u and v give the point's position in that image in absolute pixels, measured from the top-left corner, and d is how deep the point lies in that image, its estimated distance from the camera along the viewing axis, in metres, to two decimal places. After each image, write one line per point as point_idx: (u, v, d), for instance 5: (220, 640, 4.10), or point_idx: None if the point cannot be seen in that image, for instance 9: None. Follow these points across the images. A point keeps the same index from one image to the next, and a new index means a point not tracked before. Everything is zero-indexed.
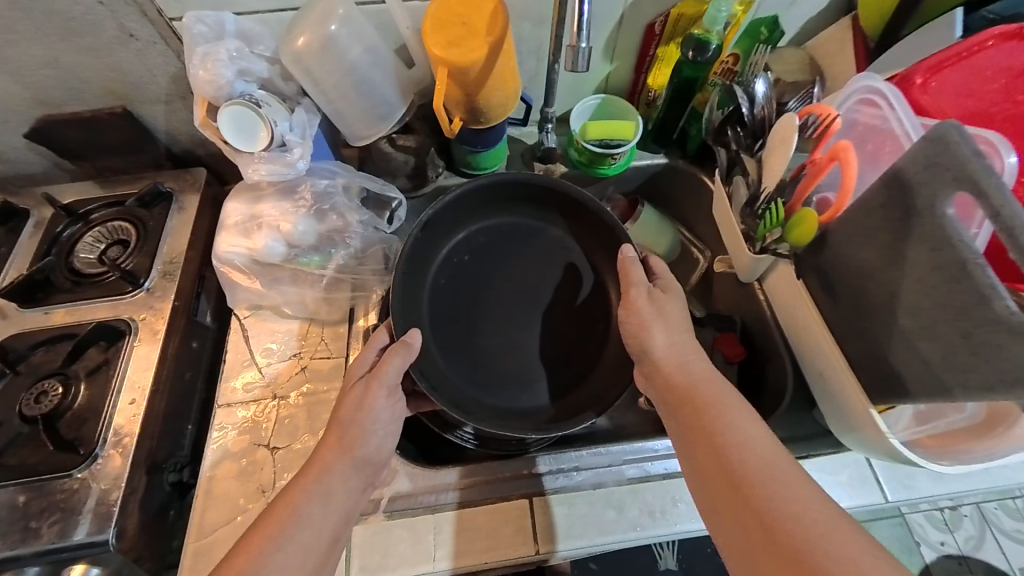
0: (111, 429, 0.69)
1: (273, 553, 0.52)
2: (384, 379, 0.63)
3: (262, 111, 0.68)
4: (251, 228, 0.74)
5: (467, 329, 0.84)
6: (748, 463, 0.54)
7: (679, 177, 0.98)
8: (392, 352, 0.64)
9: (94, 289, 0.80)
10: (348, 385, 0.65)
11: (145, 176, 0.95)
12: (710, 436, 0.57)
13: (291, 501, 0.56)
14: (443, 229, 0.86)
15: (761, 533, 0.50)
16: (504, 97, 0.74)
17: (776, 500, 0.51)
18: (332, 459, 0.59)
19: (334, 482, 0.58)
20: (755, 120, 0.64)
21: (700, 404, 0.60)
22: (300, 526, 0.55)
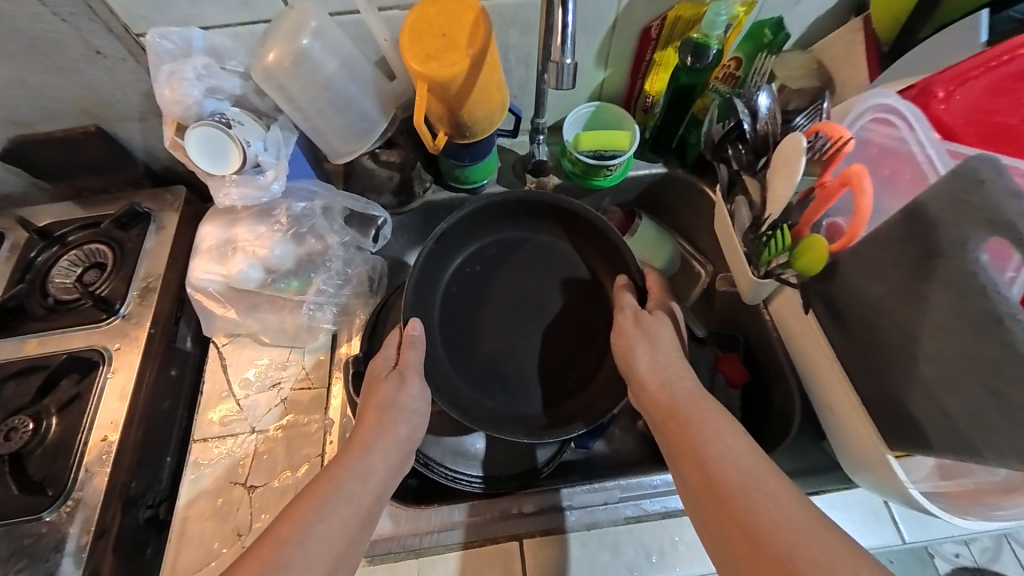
0: (82, 467, 0.66)
1: (316, 523, 0.52)
2: (410, 366, 0.67)
3: (232, 132, 0.65)
4: (226, 253, 0.70)
5: (467, 335, 0.80)
6: (727, 473, 0.51)
7: (678, 187, 0.93)
8: (407, 345, 0.68)
9: (68, 317, 0.77)
10: (376, 379, 0.67)
11: (124, 195, 0.91)
12: (691, 449, 0.55)
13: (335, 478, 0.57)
14: (454, 241, 0.82)
15: (747, 545, 0.47)
16: (489, 110, 0.70)
17: (759, 510, 0.48)
18: (375, 438, 0.61)
19: (375, 459, 0.61)
20: (757, 137, 0.60)
21: (681, 416, 0.58)
22: (341, 501, 0.55)
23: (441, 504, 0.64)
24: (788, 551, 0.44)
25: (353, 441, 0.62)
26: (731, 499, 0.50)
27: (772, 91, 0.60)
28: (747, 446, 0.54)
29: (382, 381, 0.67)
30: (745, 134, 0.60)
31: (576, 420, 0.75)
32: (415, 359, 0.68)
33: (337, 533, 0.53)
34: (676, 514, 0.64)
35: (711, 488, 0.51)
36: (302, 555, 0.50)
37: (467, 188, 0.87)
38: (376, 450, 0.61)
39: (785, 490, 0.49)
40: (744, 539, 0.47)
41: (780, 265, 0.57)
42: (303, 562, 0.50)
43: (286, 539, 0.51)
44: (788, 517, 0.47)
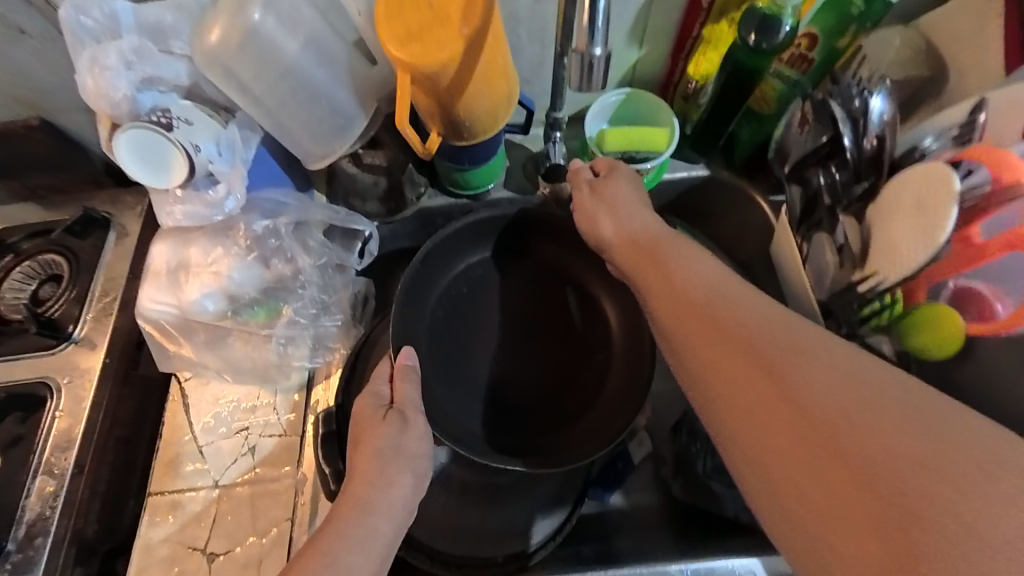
0: (25, 522, 0.59)
1: None
2: (409, 406, 0.55)
3: (173, 135, 0.53)
4: (179, 278, 0.59)
5: (454, 363, 0.68)
6: (705, 296, 0.42)
7: (724, 193, 0.77)
8: (400, 378, 0.56)
9: (14, 342, 0.68)
10: (364, 423, 0.54)
11: (81, 196, 0.80)
12: (669, 298, 0.44)
13: (327, 547, 0.45)
14: (438, 265, 0.70)
15: (753, 380, 0.36)
16: (492, 103, 0.56)
17: (758, 344, 0.37)
18: (376, 497, 0.49)
19: (381, 522, 0.48)
20: (861, 157, 0.52)
21: (656, 262, 0.48)
22: None
23: None
24: (796, 376, 0.35)
25: (344, 497, 0.50)
26: (715, 320, 0.40)
27: (884, 95, 0.51)
28: (727, 276, 0.44)
29: (377, 427, 0.53)
30: (845, 155, 0.53)
31: (583, 449, 0.61)
32: (412, 395, 0.55)
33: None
34: None
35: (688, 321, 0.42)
36: None
37: (469, 193, 0.73)
38: (382, 522, 0.48)
39: (784, 316, 0.39)
40: (748, 375, 0.37)
41: (869, 331, 0.51)
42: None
43: None
44: (790, 341, 0.37)
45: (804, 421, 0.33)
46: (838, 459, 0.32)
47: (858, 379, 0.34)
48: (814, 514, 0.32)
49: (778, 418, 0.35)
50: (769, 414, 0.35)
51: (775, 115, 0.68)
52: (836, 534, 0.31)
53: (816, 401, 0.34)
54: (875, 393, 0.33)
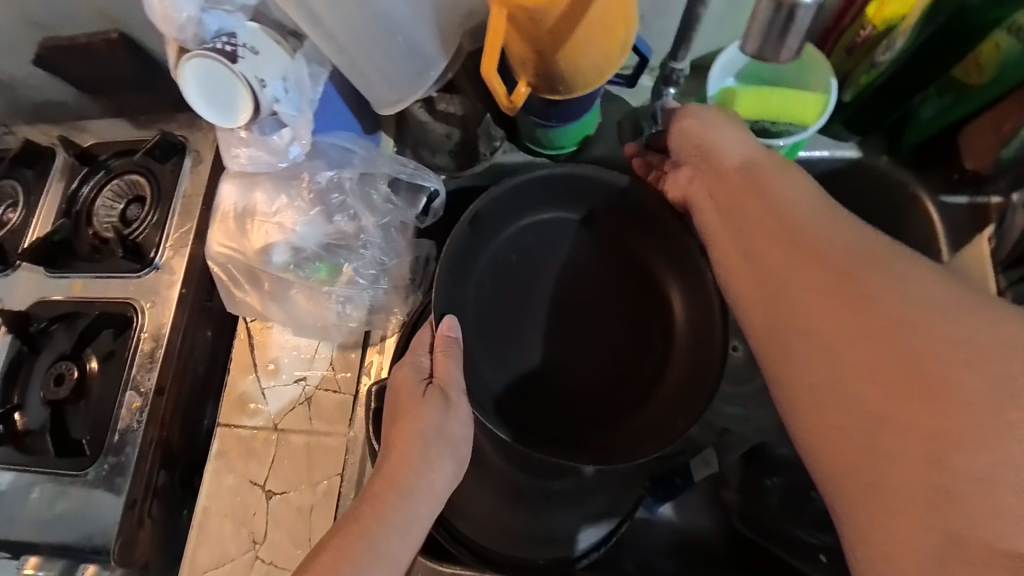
0: (118, 430, 0.65)
1: None
2: (451, 383, 0.49)
3: (237, 68, 0.47)
4: (244, 225, 0.57)
5: (496, 343, 0.57)
6: (797, 210, 0.38)
7: (875, 185, 0.61)
8: (441, 351, 0.49)
9: (108, 261, 0.72)
10: (403, 399, 0.49)
11: (160, 117, 0.80)
12: (760, 224, 0.40)
13: (364, 534, 0.41)
14: (486, 231, 0.57)
15: (836, 318, 0.34)
16: (601, 54, 0.45)
17: (852, 279, 0.34)
18: (414, 482, 0.45)
19: (420, 505, 0.45)
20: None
21: (750, 182, 0.42)
22: (376, 563, 0.41)
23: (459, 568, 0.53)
24: (888, 313, 0.32)
25: (378, 480, 0.45)
26: (803, 236, 0.37)
27: None
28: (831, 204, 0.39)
29: (417, 405, 0.48)
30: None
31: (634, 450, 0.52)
32: (455, 373, 0.49)
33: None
34: None
35: (775, 232, 0.38)
36: None
37: (550, 153, 0.63)
38: (422, 509, 0.45)
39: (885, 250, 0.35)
40: (833, 303, 0.34)
41: None
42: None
43: None
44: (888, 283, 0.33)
45: (891, 369, 0.31)
46: (924, 404, 0.29)
47: (967, 319, 0.30)
48: (874, 462, 0.31)
49: (864, 355, 0.32)
50: (853, 355, 0.32)
51: (983, 90, 0.49)
52: (893, 492, 0.30)
53: (908, 349, 0.31)
54: (987, 336, 0.29)
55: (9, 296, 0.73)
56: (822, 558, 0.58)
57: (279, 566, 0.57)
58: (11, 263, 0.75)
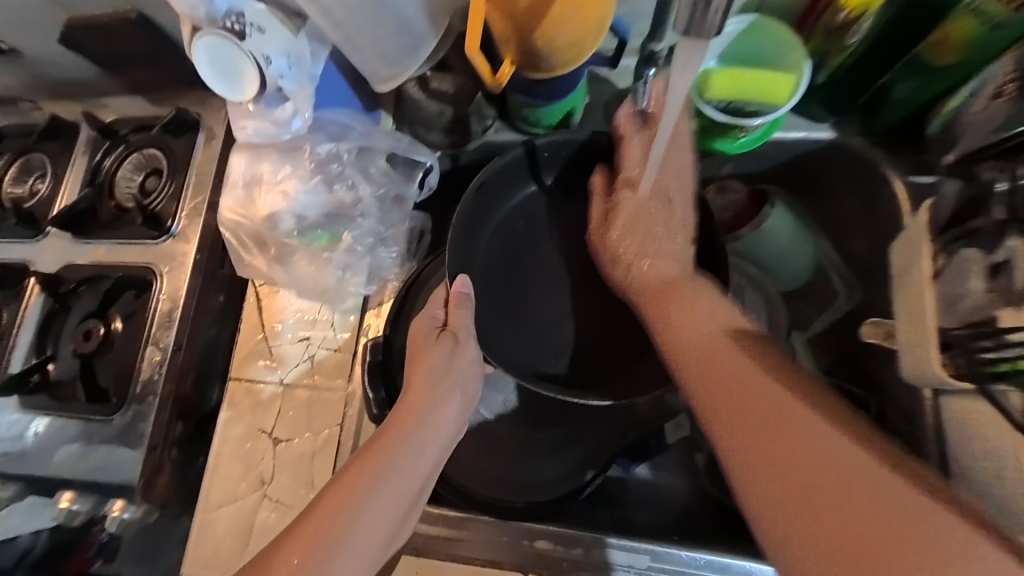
0: (140, 381, 0.71)
1: (371, 497, 0.46)
2: (462, 330, 0.55)
3: (244, 46, 0.52)
4: (252, 193, 0.62)
5: (503, 299, 0.62)
6: (689, 331, 0.51)
7: (847, 166, 0.63)
8: (455, 305, 0.55)
9: (129, 229, 0.78)
10: (420, 342, 0.56)
11: (175, 94, 0.84)
12: (674, 341, 0.51)
13: (386, 450, 0.49)
14: (496, 196, 0.62)
15: (735, 435, 0.45)
16: (577, 33, 0.48)
17: (744, 394, 0.46)
18: (428, 413, 0.52)
19: (433, 430, 0.52)
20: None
21: (670, 297, 0.53)
22: (398, 473, 0.48)
23: (447, 509, 0.60)
24: (767, 430, 0.44)
25: (397, 411, 0.52)
26: (686, 338, 0.51)
27: None
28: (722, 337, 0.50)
29: (431, 347, 0.55)
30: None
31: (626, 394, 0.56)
32: (467, 322, 0.55)
33: (389, 514, 0.47)
34: None
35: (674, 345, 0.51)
36: (354, 534, 0.45)
37: (538, 132, 0.66)
38: (434, 438, 0.52)
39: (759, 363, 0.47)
40: (721, 409, 0.46)
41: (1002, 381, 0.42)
42: (350, 559, 0.44)
43: (340, 521, 0.45)
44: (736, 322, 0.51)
45: (770, 468, 0.43)
46: (799, 495, 0.41)
47: (812, 422, 0.43)
48: (766, 487, 0.43)
49: (747, 443, 0.44)
50: (744, 449, 0.44)
51: (950, 71, 0.51)
52: (801, 543, 0.40)
53: (784, 440, 0.43)
54: (821, 454, 0.41)
55: (40, 260, 0.80)
56: None
57: (285, 503, 0.64)
58: (40, 229, 0.81)
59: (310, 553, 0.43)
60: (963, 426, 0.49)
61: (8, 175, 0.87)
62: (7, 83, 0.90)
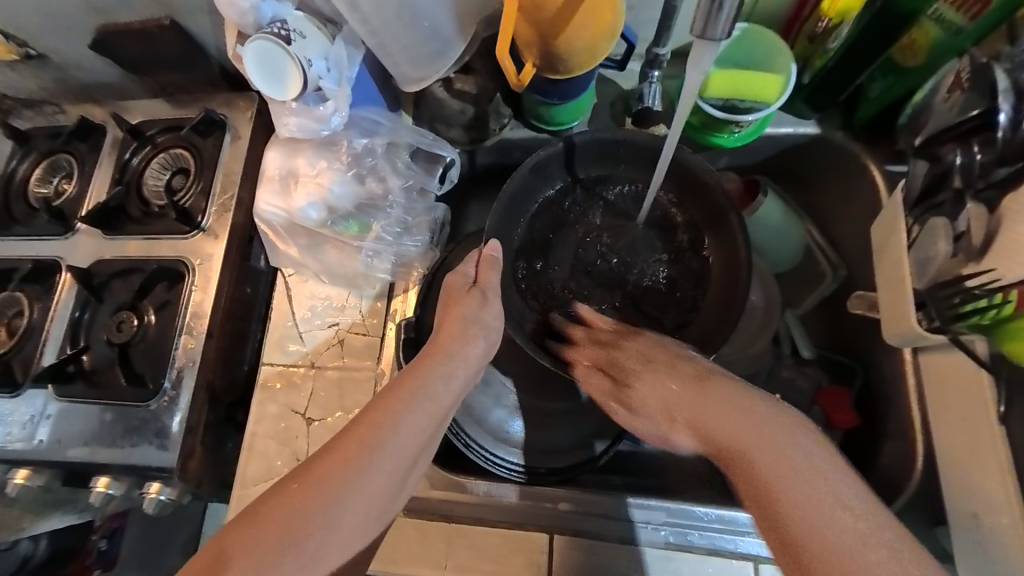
0: (175, 367, 0.74)
1: (404, 416, 0.51)
2: (491, 287, 0.61)
3: (290, 48, 0.56)
4: (288, 186, 0.66)
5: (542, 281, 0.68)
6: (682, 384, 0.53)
7: (831, 156, 0.70)
8: (487, 263, 0.61)
9: (158, 224, 0.82)
10: (453, 294, 0.61)
11: (201, 96, 0.89)
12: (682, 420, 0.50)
13: (420, 375, 0.54)
14: (536, 184, 0.67)
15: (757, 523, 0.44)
16: (594, 38, 0.54)
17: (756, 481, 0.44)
18: (459, 348, 0.57)
19: (458, 366, 0.57)
20: (1015, 137, 0.44)
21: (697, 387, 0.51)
22: (427, 398, 0.53)
23: (474, 478, 0.65)
24: (785, 519, 0.41)
25: (431, 345, 0.57)
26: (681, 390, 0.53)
27: None
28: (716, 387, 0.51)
29: (463, 298, 0.60)
30: (995, 134, 0.45)
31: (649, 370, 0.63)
32: (495, 279, 0.61)
33: (422, 428, 0.52)
34: (722, 551, 0.60)
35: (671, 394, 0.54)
36: (385, 451, 0.49)
37: (551, 129, 0.72)
38: (461, 367, 0.57)
39: (783, 434, 0.45)
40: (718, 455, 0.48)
41: (966, 328, 0.46)
42: (390, 460, 0.49)
43: (375, 440, 0.49)
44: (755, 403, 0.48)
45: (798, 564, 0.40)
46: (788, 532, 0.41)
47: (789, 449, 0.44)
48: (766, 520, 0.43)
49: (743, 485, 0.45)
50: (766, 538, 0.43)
51: (921, 68, 0.58)
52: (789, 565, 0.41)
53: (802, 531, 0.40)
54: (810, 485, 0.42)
55: (71, 255, 0.83)
56: None
57: None
58: (70, 226, 0.84)
59: (348, 457, 0.47)
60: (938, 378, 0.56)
61: (35, 175, 0.90)
62: (32, 87, 0.93)
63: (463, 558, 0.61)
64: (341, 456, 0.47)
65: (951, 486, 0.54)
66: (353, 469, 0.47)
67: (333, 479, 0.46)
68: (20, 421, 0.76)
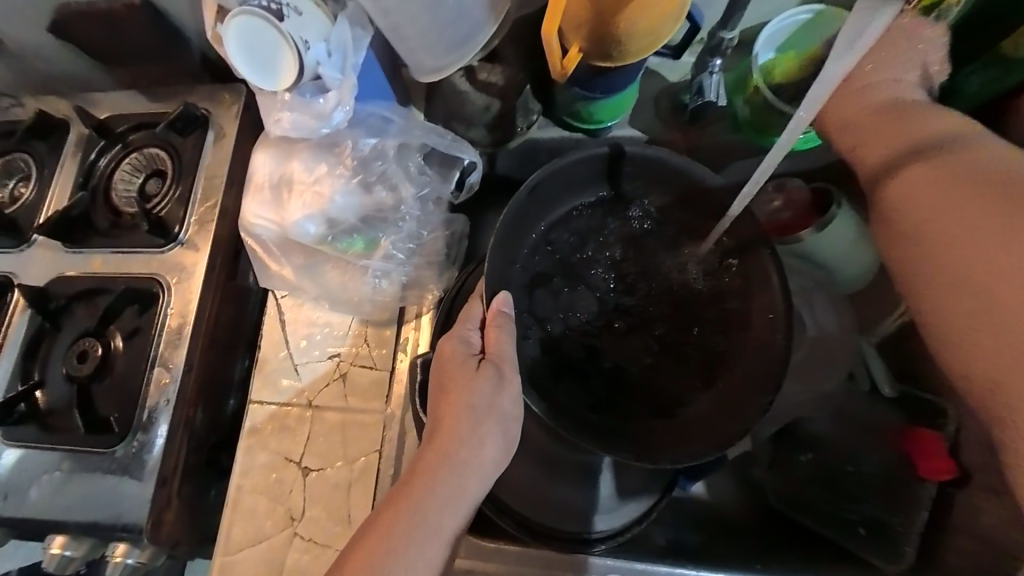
0: (147, 407, 0.63)
1: (400, 564, 0.41)
2: (504, 357, 0.48)
3: (283, 27, 0.46)
4: (282, 195, 0.56)
5: (546, 320, 0.56)
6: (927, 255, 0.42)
7: None
8: (494, 327, 0.48)
9: (129, 236, 0.70)
10: (453, 371, 0.48)
11: (180, 89, 0.77)
12: (934, 241, 0.41)
13: (420, 503, 0.43)
14: (546, 203, 0.56)
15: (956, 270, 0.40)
16: (659, 16, 0.44)
17: (982, 219, 0.39)
18: (467, 454, 0.46)
19: (467, 477, 0.46)
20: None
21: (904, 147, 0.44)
22: (430, 532, 0.43)
23: (504, 543, 0.54)
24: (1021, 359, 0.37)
25: (429, 450, 0.46)
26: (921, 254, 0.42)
27: None
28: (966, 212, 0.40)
29: (469, 380, 0.47)
30: None
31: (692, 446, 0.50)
32: (508, 350, 0.48)
33: None
34: None
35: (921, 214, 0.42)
36: None
37: (587, 128, 0.62)
38: (471, 478, 0.46)
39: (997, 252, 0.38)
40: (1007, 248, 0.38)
41: None
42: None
43: None
44: None
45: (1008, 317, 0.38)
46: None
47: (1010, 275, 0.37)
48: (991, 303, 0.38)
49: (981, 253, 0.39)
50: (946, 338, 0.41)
51: None
52: None
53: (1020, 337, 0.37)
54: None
55: (27, 273, 0.71)
56: (861, 531, 0.59)
57: (319, 542, 0.57)
58: (26, 238, 0.72)
59: None
60: None
61: None
62: None
63: None
64: None
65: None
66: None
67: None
68: None
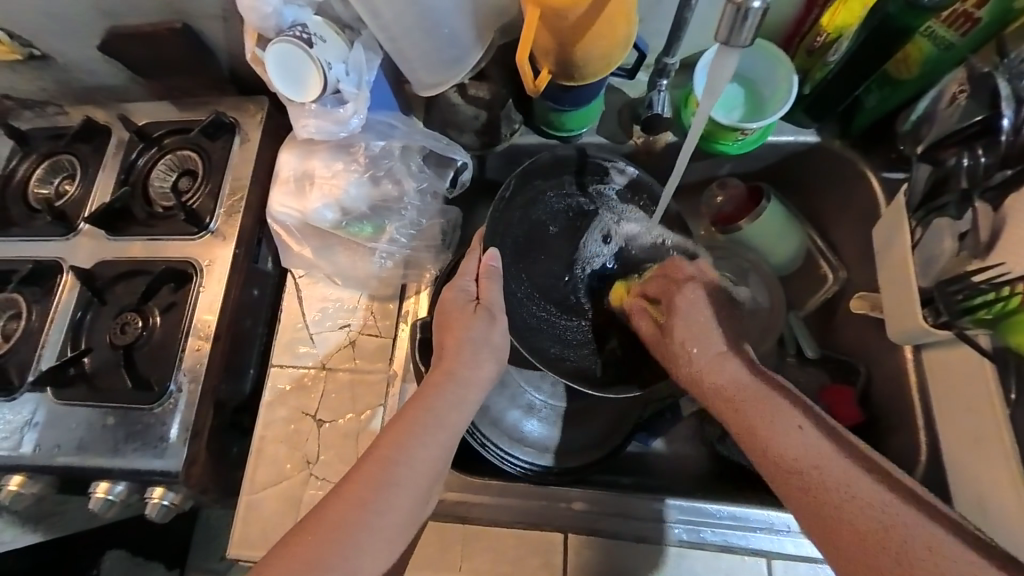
0: (181, 369, 0.73)
1: (419, 446, 0.52)
2: (494, 303, 0.61)
3: (312, 52, 0.57)
4: (303, 187, 0.67)
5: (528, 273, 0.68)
6: (842, 512, 0.44)
7: (831, 164, 0.73)
8: (486, 278, 0.62)
9: (165, 225, 0.81)
10: (456, 312, 0.60)
11: (209, 100, 0.89)
12: (781, 431, 0.49)
13: (430, 405, 0.54)
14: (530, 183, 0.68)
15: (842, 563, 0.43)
16: (609, 47, 0.57)
17: (799, 430, 0.49)
18: (469, 374, 0.58)
19: (471, 393, 0.58)
20: (1017, 142, 0.47)
21: (760, 403, 0.52)
22: (440, 426, 0.54)
23: (489, 478, 0.65)
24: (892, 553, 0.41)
25: (442, 372, 0.58)
26: (804, 462, 0.47)
27: None
28: (824, 463, 0.47)
29: (467, 318, 0.59)
30: (998, 138, 0.47)
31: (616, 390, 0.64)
32: (496, 295, 0.61)
33: (420, 475, 0.51)
34: (735, 549, 0.61)
35: (793, 472, 0.47)
36: (408, 471, 0.50)
37: (560, 135, 0.74)
38: (474, 393, 0.58)
39: (857, 475, 0.45)
40: (867, 536, 0.42)
41: None
42: (401, 501, 0.49)
43: (381, 479, 0.49)
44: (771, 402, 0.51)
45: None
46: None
47: (879, 496, 0.44)
48: (867, 494, 0.44)
49: (861, 525, 0.43)
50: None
51: (915, 80, 0.61)
52: None
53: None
54: (879, 498, 0.44)
55: (73, 257, 0.81)
56: None
57: (332, 481, 0.66)
58: (73, 226, 0.83)
59: (364, 496, 0.48)
60: (947, 375, 0.57)
61: (35, 176, 0.89)
62: (32, 87, 0.92)
63: (478, 559, 0.61)
64: (358, 500, 0.48)
65: (956, 479, 0.56)
66: (364, 509, 0.47)
67: (344, 522, 0.46)
68: (13, 427, 0.73)
